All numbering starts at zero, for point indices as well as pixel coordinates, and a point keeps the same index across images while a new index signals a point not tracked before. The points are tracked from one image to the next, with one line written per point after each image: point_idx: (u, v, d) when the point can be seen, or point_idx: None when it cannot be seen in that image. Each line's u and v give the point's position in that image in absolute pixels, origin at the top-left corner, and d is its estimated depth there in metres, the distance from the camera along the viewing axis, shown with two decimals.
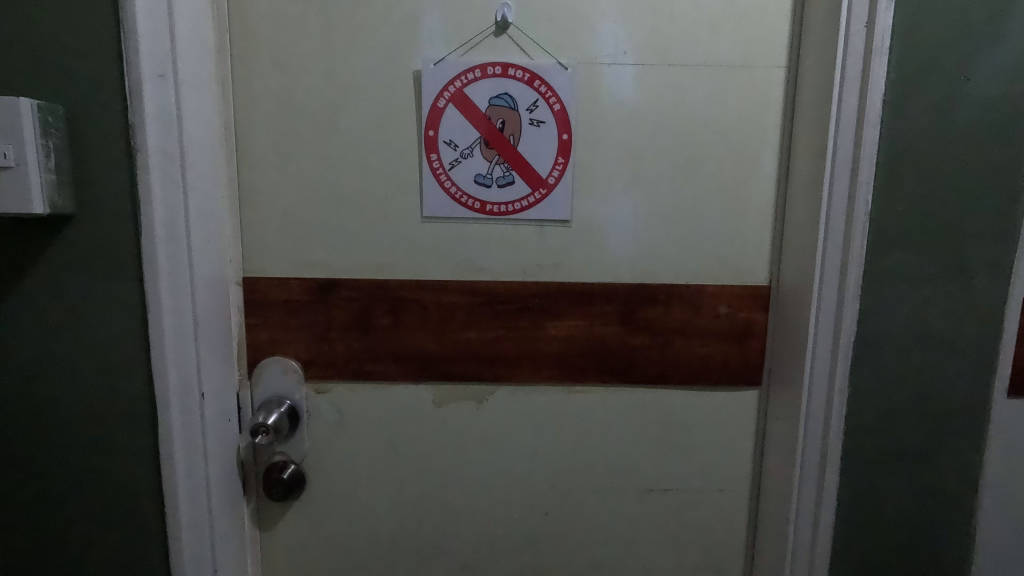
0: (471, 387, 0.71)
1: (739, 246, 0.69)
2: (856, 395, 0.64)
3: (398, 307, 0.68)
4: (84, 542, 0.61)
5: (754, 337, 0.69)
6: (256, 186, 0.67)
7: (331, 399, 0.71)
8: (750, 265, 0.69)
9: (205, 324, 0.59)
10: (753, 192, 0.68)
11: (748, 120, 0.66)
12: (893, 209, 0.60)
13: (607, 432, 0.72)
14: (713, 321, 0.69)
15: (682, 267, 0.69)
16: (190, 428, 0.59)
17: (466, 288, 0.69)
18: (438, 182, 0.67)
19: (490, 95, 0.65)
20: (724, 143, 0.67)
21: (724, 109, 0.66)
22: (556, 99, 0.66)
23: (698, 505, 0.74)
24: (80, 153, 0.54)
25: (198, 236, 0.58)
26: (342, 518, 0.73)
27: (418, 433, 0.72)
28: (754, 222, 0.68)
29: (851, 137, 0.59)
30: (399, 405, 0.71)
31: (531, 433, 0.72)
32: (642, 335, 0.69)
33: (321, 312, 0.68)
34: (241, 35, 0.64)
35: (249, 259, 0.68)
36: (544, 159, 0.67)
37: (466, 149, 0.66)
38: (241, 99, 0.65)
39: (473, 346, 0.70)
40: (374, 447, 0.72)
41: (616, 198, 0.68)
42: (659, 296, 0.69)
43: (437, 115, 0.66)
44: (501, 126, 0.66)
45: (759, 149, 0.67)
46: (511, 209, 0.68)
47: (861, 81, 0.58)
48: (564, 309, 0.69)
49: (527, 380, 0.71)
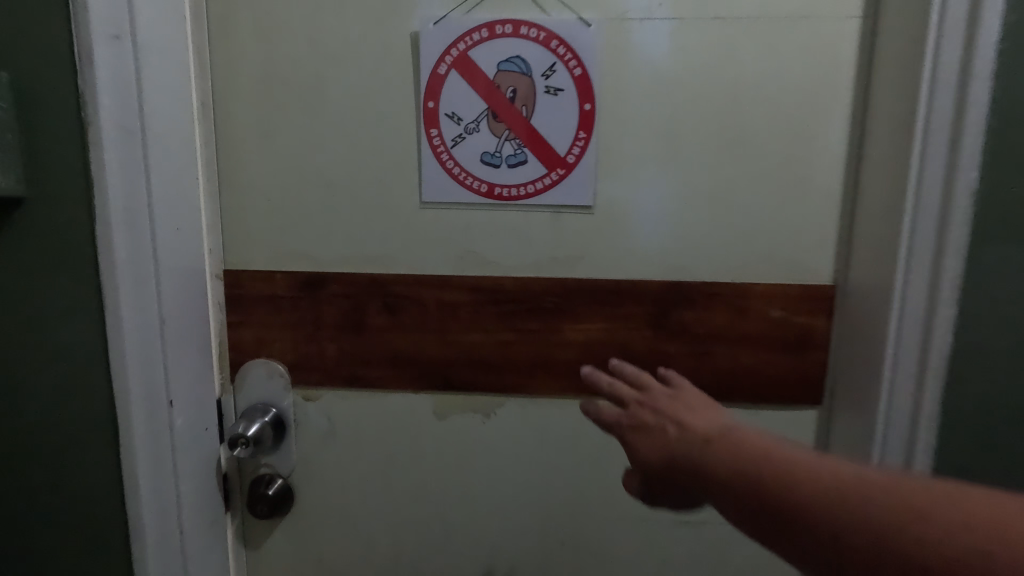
0: (477, 397, 0.62)
1: (797, 237, 0.57)
2: (947, 417, 0.52)
3: (393, 305, 0.60)
4: (46, 563, 0.55)
5: (814, 347, 0.58)
6: (235, 168, 0.59)
7: (321, 407, 0.63)
8: (811, 261, 0.57)
9: (173, 324, 0.53)
10: (816, 170, 0.56)
11: (812, 85, 0.55)
12: (1002, 188, 0.49)
13: None
14: (763, 327, 0.58)
15: (729, 261, 0.58)
16: (158, 441, 0.53)
17: (470, 285, 0.60)
18: (439, 161, 0.58)
19: (498, 58, 0.56)
20: (781, 112, 0.55)
21: (782, 71, 0.55)
22: (576, 61, 0.56)
23: (741, 541, 0.63)
24: (29, 127, 0.48)
25: (164, 224, 0.51)
26: (334, 540, 0.66)
27: (417, 448, 0.64)
28: (817, 208, 0.57)
29: (952, 97, 0.48)
30: (395, 416, 0.63)
31: (545, 452, 0.63)
32: (676, 342, 0.59)
33: (308, 309, 0.61)
34: None
35: (229, 250, 0.61)
36: (562, 133, 0.57)
37: (471, 124, 0.57)
38: (220, 70, 0.58)
39: (479, 351, 0.61)
40: (368, 462, 0.64)
41: (647, 180, 0.58)
42: (697, 296, 0.58)
43: (438, 83, 0.57)
44: (512, 95, 0.57)
45: (825, 120, 0.55)
46: (523, 193, 0.58)
47: (969, 25, 0.47)
48: (583, 311, 0.59)
49: (541, 391, 0.61)
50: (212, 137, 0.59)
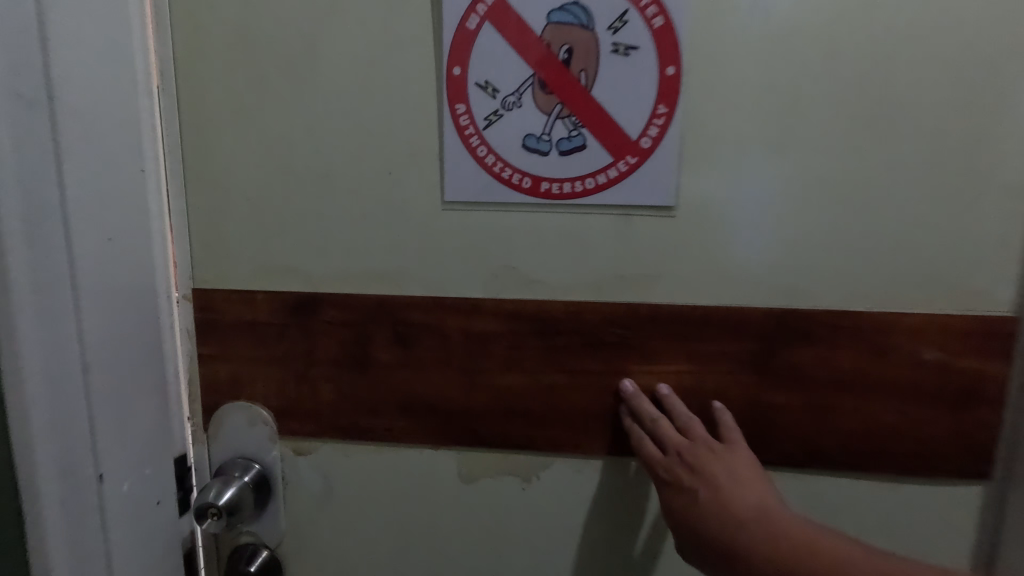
0: (516, 456, 0.48)
1: (963, 250, 0.41)
2: None
3: (406, 336, 0.46)
4: None
5: (981, 402, 0.43)
6: (205, 159, 0.46)
7: (315, 462, 0.49)
8: (978, 282, 0.42)
9: (97, 364, 0.41)
10: (994, 155, 0.40)
11: (996, 33, 0.39)
12: None
13: None
14: (908, 373, 0.43)
15: (860, 282, 0.43)
16: (78, 512, 0.41)
17: (508, 311, 0.45)
18: (468, 148, 0.44)
19: (548, 5, 0.41)
20: (946, 74, 0.39)
21: (951, 14, 0.39)
22: (656, 6, 0.40)
23: None
24: None
25: (83, 233, 0.39)
26: None
27: (439, 519, 0.50)
28: (992, 209, 0.41)
29: None
30: (411, 478, 0.49)
31: (601, 527, 0.48)
32: (785, 391, 0.44)
33: (298, 341, 0.47)
34: None
35: (199, 265, 0.48)
36: (633, 108, 0.42)
37: (511, 97, 0.43)
38: (182, 30, 0.44)
39: (517, 397, 0.47)
40: (376, 535, 0.50)
41: (749, 171, 0.42)
42: (816, 330, 0.43)
43: (467, 43, 0.42)
44: (567, 57, 0.42)
45: (1012, 84, 0.39)
46: (580, 189, 0.44)
47: None
48: (659, 348, 0.45)
49: (598, 450, 0.47)
50: (176, 119, 0.45)
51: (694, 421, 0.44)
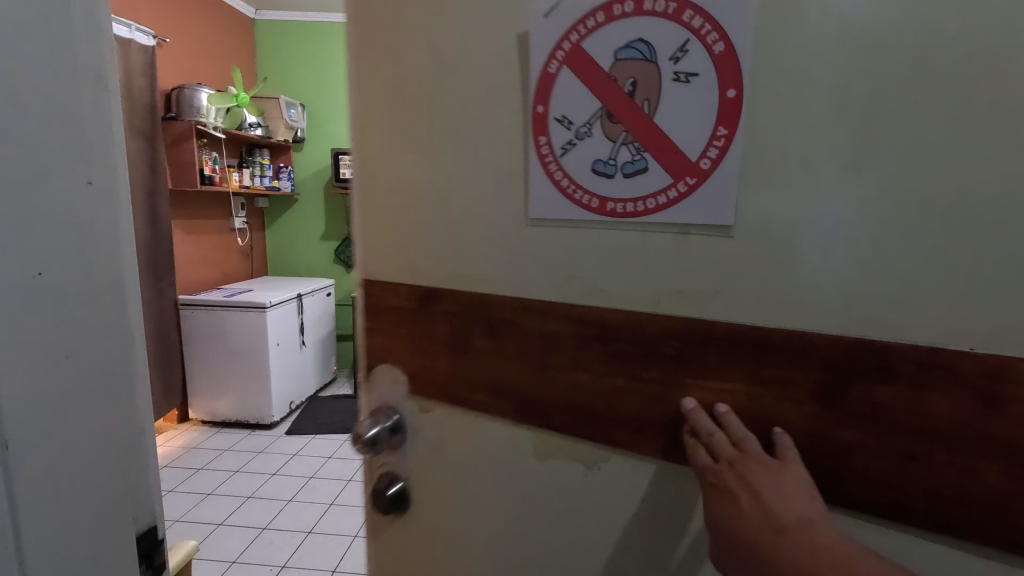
0: (580, 446, 0.54)
1: None
2: None
3: (497, 329, 0.55)
4: None
5: None
6: (367, 183, 0.62)
7: (432, 422, 0.62)
8: None
9: (49, 390, 0.42)
10: None
11: None
12: None
13: None
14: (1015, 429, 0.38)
15: (956, 317, 0.39)
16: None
17: (575, 315, 0.52)
18: (546, 173, 0.50)
19: (615, 44, 0.45)
20: None
21: None
22: (716, 35, 0.42)
23: None
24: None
25: (8, 268, 0.38)
26: (439, 555, 0.65)
27: (515, 486, 0.59)
28: None
29: None
30: (501, 447, 0.58)
31: (652, 525, 0.52)
32: (856, 427, 0.43)
33: (422, 325, 0.60)
34: (360, 18, 0.58)
35: (363, 261, 0.64)
36: (693, 132, 0.44)
37: (583, 127, 0.48)
38: (358, 90, 0.60)
39: (583, 392, 0.53)
40: (472, 488, 0.61)
41: (819, 193, 0.41)
42: (896, 367, 0.41)
43: (548, 84, 0.49)
44: (632, 89, 0.46)
45: None
46: (642, 208, 0.47)
47: None
48: (715, 364, 0.47)
49: (654, 453, 0.50)
50: (354, 155, 0.63)
51: (750, 438, 0.45)
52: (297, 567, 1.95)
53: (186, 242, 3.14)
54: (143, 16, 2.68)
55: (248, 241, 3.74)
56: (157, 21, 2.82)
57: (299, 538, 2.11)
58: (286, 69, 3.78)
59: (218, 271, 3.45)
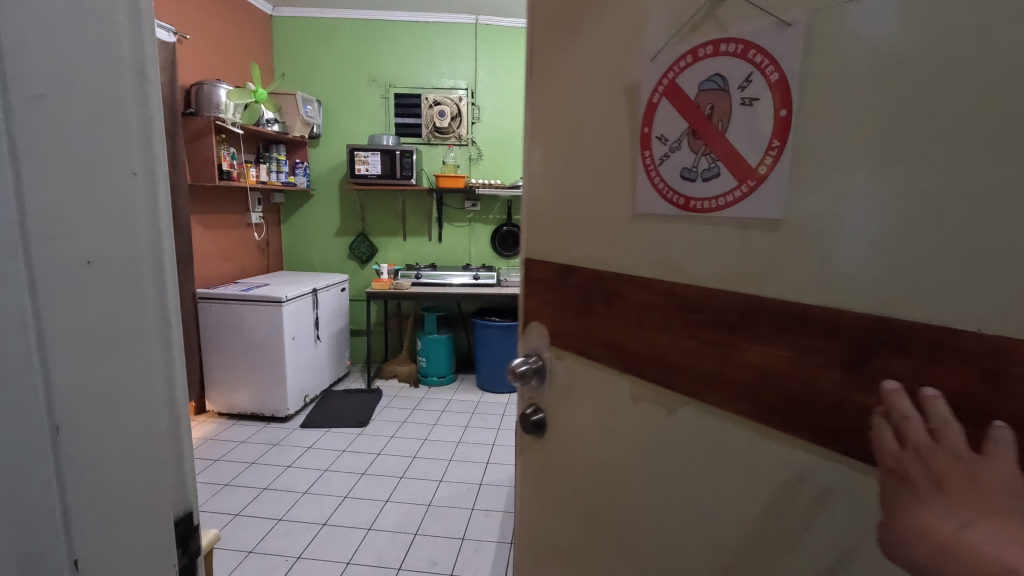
0: (664, 395, 0.79)
1: None
2: None
3: (610, 297, 0.85)
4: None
5: None
6: (535, 194, 0.98)
7: (564, 365, 0.97)
8: None
9: (104, 373, 0.45)
10: None
11: None
12: None
13: (808, 484, 0.64)
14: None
15: (961, 303, 0.51)
16: (38, 529, 0.41)
17: (663, 290, 0.77)
18: (648, 176, 0.77)
19: (700, 78, 0.69)
20: None
21: None
22: (773, 68, 0.62)
23: None
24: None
25: (63, 257, 0.41)
26: (568, 463, 0.98)
27: (618, 414, 0.87)
28: None
29: None
30: (608, 387, 0.88)
31: (716, 438, 0.73)
32: (876, 395, 0.57)
33: (565, 286, 0.95)
34: (538, 91, 0.95)
35: (531, 245, 1.02)
36: (757, 144, 0.65)
37: (675, 142, 0.73)
38: (533, 136, 0.97)
39: (670, 349, 0.77)
40: (588, 415, 0.93)
41: (852, 201, 0.57)
42: (915, 345, 0.53)
43: (653, 110, 0.75)
44: (710, 111, 0.69)
45: None
46: (715, 204, 0.69)
47: None
48: (767, 334, 0.66)
49: (720, 380, 0.72)
50: (528, 178, 1.00)
51: (944, 426, 0.52)
52: (312, 558, 2.11)
53: (207, 237, 3.33)
54: (165, 17, 2.87)
55: (262, 237, 3.98)
56: (182, 20, 3.03)
57: (314, 530, 2.27)
58: (307, 67, 4.04)
59: (235, 266, 3.65)
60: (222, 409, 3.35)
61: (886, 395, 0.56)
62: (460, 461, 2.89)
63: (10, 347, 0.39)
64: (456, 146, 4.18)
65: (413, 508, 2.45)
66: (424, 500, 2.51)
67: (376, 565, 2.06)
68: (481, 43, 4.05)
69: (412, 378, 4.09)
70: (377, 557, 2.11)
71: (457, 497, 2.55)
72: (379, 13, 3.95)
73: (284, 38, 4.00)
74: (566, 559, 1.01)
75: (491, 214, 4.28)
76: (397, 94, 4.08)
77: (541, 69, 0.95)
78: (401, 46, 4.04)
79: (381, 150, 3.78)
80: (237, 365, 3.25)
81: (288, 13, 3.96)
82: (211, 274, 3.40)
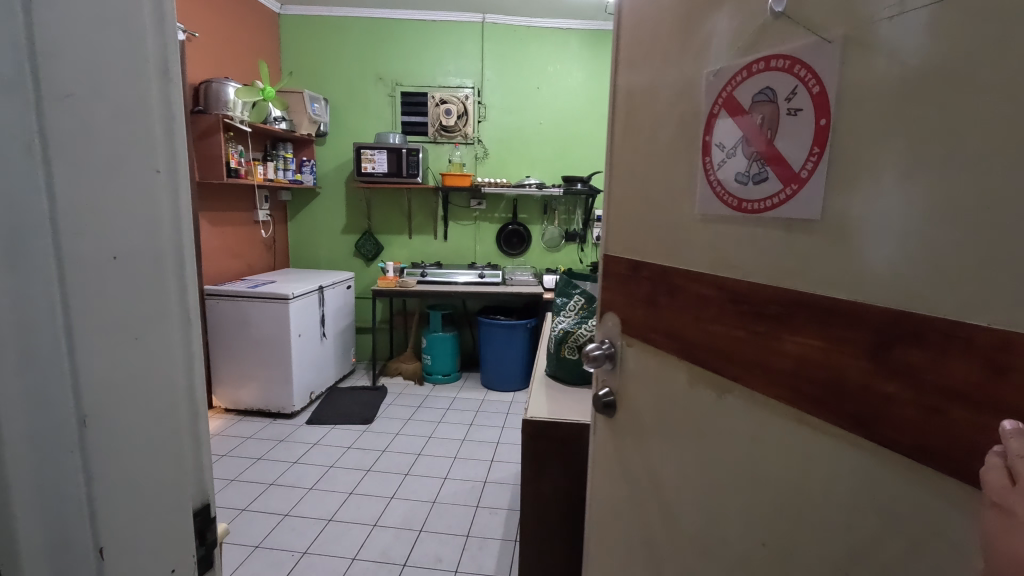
0: (717, 380, 0.86)
1: None
2: None
3: (674, 289, 0.94)
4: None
5: None
6: (611, 196, 1.10)
7: (632, 351, 1.07)
8: None
9: (130, 361, 0.46)
10: None
11: None
12: None
13: (836, 466, 0.68)
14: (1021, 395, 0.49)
15: (975, 294, 0.53)
16: (66, 512, 0.42)
17: (718, 285, 0.84)
18: (708, 180, 0.85)
19: (753, 91, 0.77)
20: None
21: None
22: (816, 81, 0.68)
23: None
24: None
25: (92, 249, 0.42)
26: (632, 440, 1.08)
27: (675, 397, 0.95)
28: None
29: None
30: (667, 372, 0.97)
31: (758, 420, 0.79)
32: (895, 382, 0.60)
33: (636, 279, 1.05)
34: (617, 106, 1.08)
35: (607, 242, 1.14)
36: (800, 151, 0.70)
37: (732, 149, 0.81)
38: (611, 146, 1.11)
39: (722, 338, 0.85)
40: (650, 399, 1.02)
41: (883, 196, 0.61)
42: (929, 335, 0.56)
43: (714, 121, 0.84)
44: (762, 121, 0.76)
45: None
46: (763, 206, 0.76)
47: None
48: (803, 325, 0.71)
49: (762, 368, 0.78)
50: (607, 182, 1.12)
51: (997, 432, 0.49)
52: (317, 553, 2.12)
53: (214, 234, 3.36)
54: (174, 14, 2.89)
55: (269, 234, 4.01)
56: (192, 19, 3.06)
57: (320, 526, 2.29)
58: (314, 64, 4.06)
59: (241, 263, 3.67)
60: (229, 405, 3.38)
61: (904, 383, 0.59)
62: (465, 459, 2.91)
63: (39, 338, 0.40)
64: (460, 144, 4.18)
65: (417, 504, 2.46)
66: (428, 497, 2.53)
67: (381, 561, 2.08)
68: (489, 41, 4.05)
69: (418, 376, 4.11)
70: (383, 552, 2.13)
71: (460, 494, 2.56)
72: (385, 10, 3.95)
73: (291, 35, 4.02)
74: (627, 520, 1.13)
75: (496, 212, 4.29)
76: (403, 92, 4.09)
77: (621, 87, 1.07)
78: (407, 44, 4.05)
79: (387, 147, 3.79)
80: (243, 362, 3.28)
81: (296, 11, 3.98)
82: (219, 272, 3.43)
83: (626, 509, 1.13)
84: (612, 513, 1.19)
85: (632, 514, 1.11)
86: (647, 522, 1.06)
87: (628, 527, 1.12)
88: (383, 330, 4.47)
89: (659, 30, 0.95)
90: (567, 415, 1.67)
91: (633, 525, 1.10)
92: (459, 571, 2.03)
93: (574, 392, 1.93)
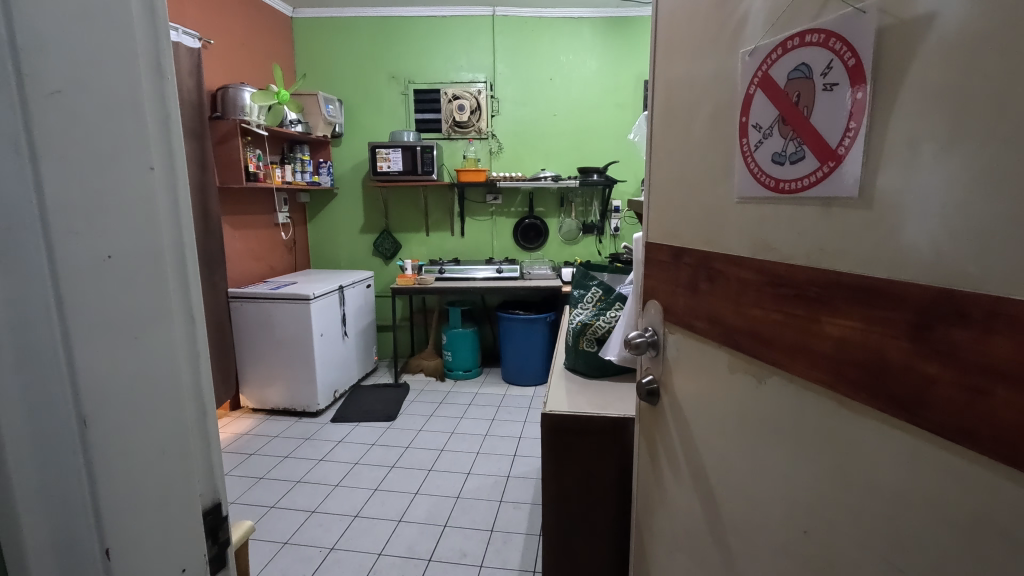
0: (757, 365, 0.84)
1: None
2: None
3: (714, 275, 0.93)
4: None
5: None
6: (655, 184, 1.10)
7: (674, 338, 1.07)
8: None
9: (134, 361, 0.46)
10: None
11: None
12: None
13: (877, 454, 0.65)
14: None
15: (1021, 267, 0.49)
16: (70, 512, 0.42)
17: (758, 269, 0.82)
18: (745, 163, 0.82)
19: (788, 69, 0.73)
20: None
21: None
22: (851, 54, 0.64)
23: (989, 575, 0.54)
24: None
25: (85, 248, 0.41)
26: (675, 424, 1.07)
27: (716, 382, 0.94)
28: None
29: None
30: (708, 355, 0.96)
31: (797, 407, 0.76)
32: (936, 362, 0.56)
33: (678, 266, 1.04)
34: (658, 94, 1.07)
35: (651, 230, 1.14)
36: (837, 126, 0.67)
37: (768, 130, 0.78)
38: (653, 135, 1.10)
39: (760, 323, 0.82)
40: (692, 385, 1.01)
41: (921, 166, 0.57)
42: (974, 313, 0.53)
43: (750, 100, 0.81)
44: (797, 99, 0.73)
45: None
46: (800, 185, 0.72)
47: None
48: (843, 307, 0.67)
49: (801, 354, 0.74)
50: (649, 170, 1.12)
51: None
52: (344, 548, 2.15)
53: (235, 237, 3.40)
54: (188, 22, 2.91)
55: (289, 237, 4.05)
56: (206, 26, 3.09)
57: (346, 522, 2.31)
58: (328, 66, 4.07)
59: (263, 265, 3.73)
60: (256, 405, 3.43)
61: (947, 366, 0.55)
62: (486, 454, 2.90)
63: (37, 337, 0.40)
64: (476, 140, 4.17)
65: (441, 500, 2.47)
66: (452, 492, 2.53)
67: (407, 556, 2.09)
68: (502, 34, 4.01)
69: (438, 372, 4.11)
70: (408, 548, 2.14)
71: (483, 489, 2.56)
72: (395, 9, 3.95)
73: (304, 37, 4.04)
74: (670, 508, 1.12)
75: (512, 206, 4.26)
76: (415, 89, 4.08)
77: (661, 75, 1.06)
78: (419, 41, 4.03)
79: (401, 146, 3.78)
80: (268, 362, 3.33)
81: (309, 13, 3.99)
82: (242, 274, 3.48)
83: (669, 496, 1.12)
84: (656, 501, 1.18)
85: (675, 502, 1.09)
86: (689, 509, 1.04)
87: (670, 515, 1.11)
88: (402, 328, 4.49)
89: (696, 13, 0.94)
90: (588, 408, 1.65)
91: (675, 512, 1.09)
92: (483, 566, 2.03)
93: (594, 385, 1.90)
